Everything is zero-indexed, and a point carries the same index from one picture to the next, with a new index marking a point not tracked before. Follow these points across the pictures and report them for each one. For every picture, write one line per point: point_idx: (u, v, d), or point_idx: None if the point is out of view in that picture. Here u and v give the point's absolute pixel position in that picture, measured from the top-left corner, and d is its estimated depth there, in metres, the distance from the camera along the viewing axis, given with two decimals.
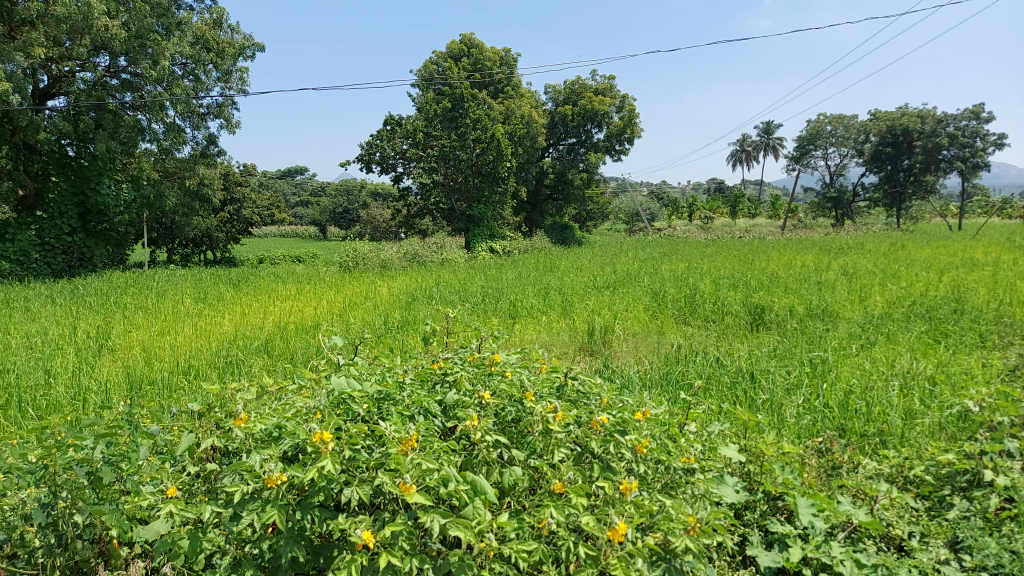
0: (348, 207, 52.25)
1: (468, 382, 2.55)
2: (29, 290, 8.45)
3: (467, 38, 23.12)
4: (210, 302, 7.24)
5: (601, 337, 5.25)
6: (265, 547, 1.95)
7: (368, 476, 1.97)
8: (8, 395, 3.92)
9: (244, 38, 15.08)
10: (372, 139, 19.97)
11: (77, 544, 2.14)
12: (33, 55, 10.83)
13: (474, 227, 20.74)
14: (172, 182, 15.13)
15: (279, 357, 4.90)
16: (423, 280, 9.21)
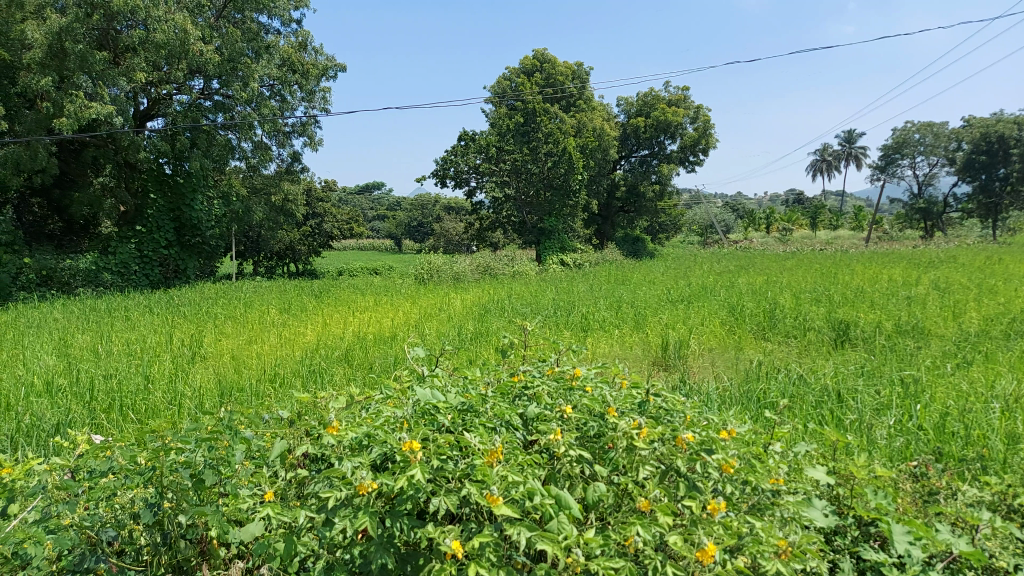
0: (423, 221, 53.80)
1: (549, 397, 2.56)
2: (129, 300, 9.00)
3: (541, 53, 23.39)
4: (294, 313, 7.53)
5: (676, 352, 5.16)
6: (356, 553, 2.01)
7: (455, 487, 2.01)
8: (110, 399, 4.18)
9: (327, 59, 15.66)
10: (447, 154, 20.46)
11: (180, 543, 2.30)
12: (135, 80, 11.58)
13: (545, 240, 20.62)
14: (260, 198, 16.07)
15: (359, 367, 5.05)
16: (496, 293, 9.31)
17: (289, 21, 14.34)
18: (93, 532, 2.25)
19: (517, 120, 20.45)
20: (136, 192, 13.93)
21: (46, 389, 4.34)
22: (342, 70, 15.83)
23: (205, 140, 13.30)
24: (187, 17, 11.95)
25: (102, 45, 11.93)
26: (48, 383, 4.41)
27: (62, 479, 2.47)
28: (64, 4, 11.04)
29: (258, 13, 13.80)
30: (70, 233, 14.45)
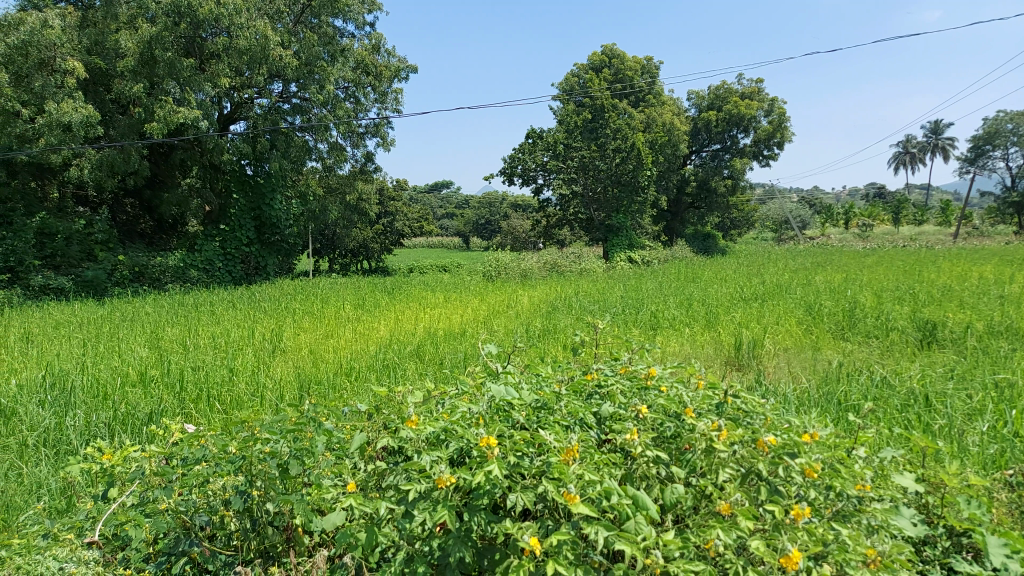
0: (491, 218, 54.41)
1: (623, 395, 2.54)
2: (214, 296, 9.46)
3: (610, 48, 23.21)
4: (367, 308, 7.73)
5: (750, 352, 5.04)
6: (434, 545, 2.05)
7: (531, 484, 2.03)
8: (198, 389, 4.41)
9: (399, 60, 15.95)
10: (515, 152, 20.62)
11: (268, 529, 2.40)
12: (219, 85, 12.15)
13: (613, 237, 20.48)
14: (335, 197, 16.39)
15: (430, 362, 5.15)
16: (563, 289, 9.30)
17: (363, 24, 14.69)
18: (187, 516, 2.41)
19: (585, 116, 20.38)
20: (220, 192, 14.62)
21: (140, 379, 4.61)
22: (413, 70, 16.09)
23: (284, 142, 13.70)
24: (267, 23, 12.45)
25: (188, 52, 12.39)
26: (142, 373, 4.68)
27: (159, 465, 2.61)
28: (155, 14, 11.66)
29: (334, 18, 14.16)
30: (160, 231, 15.18)
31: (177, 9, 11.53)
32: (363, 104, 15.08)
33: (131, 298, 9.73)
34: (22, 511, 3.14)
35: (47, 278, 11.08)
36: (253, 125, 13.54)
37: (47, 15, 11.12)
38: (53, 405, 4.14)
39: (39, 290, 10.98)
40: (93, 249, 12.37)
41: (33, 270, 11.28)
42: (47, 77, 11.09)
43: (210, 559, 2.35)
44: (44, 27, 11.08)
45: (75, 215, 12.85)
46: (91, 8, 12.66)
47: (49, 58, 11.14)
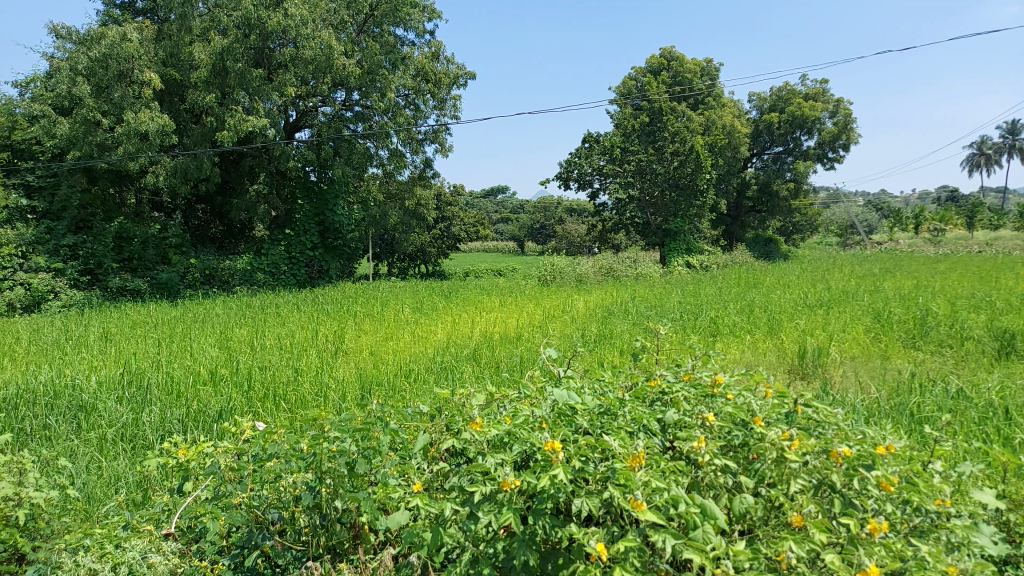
0: (545, 222, 54.48)
1: (688, 402, 2.50)
2: (280, 298, 9.76)
3: (668, 50, 22.99)
4: (426, 312, 7.84)
5: (815, 359, 4.91)
6: (499, 547, 2.06)
7: (596, 489, 2.02)
8: (265, 388, 4.56)
9: (458, 67, 16.13)
10: (571, 157, 20.74)
11: (336, 526, 2.46)
12: (286, 94, 12.44)
13: (670, 241, 20.26)
14: (395, 203, 16.66)
15: (487, 366, 5.18)
16: (620, 295, 9.23)
17: (423, 32, 14.93)
18: (260, 511, 2.52)
19: (643, 119, 20.20)
20: (285, 198, 15.06)
21: (211, 378, 4.79)
22: (472, 77, 16.25)
23: (347, 149, 14.04)
24: (332, 33, 12.75)
25: (257, 62, 12.79)
26: (212, 372, 4.87)
27: (232, 460, 2.71)
28: (226, 26, 12.12)
29: (396, 26, 14.41)
30: (229, 236, 15.68)
31: (247, 21, 12.00)
32: (423, 111, 15.32)
33: (203, 299, 10.14)
34: (105, 501, 3.31)
35: (124, 280, 11.73)
36: (317, 132, 13.94)
37: (126, 29, 11.65)
38: (131, 401, 4.34)
39: (116, 291, 11.62)
40: (167, 253, 12.91)
41: (111, 272, 11.93)
42: (125, 88, 11.64)
43: (281, 554, 2.45)
44: (123, 40, 11.62)
45: (150, 221, 13.48)
46: (166, 20, 13.20)
47: (128, 69, 11.66)
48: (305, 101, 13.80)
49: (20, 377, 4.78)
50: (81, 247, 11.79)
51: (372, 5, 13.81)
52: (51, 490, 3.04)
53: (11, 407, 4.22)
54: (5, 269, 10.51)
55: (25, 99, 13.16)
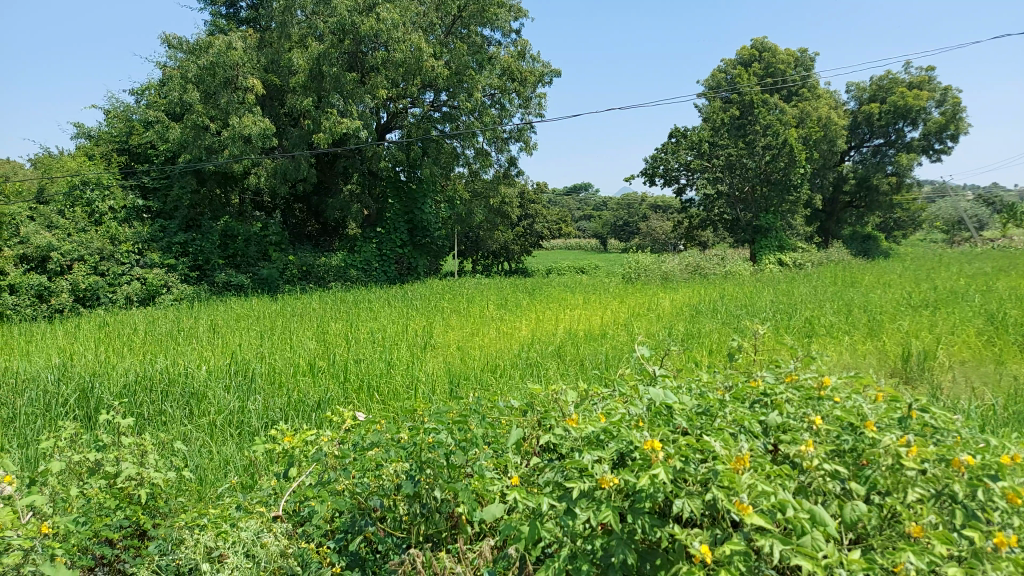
0: (629, 220, 53.90)
1: (793, 405, 2.43)
2: (371, 294, 10.08)
3: (761, 41, 22.19)
4: (511, 309, 7.90)
5: (920, 363, 4.66)
6: (598, 544, 2.06)
7: (697, 490, 2.00)
8: (360, 379, 4.76)
9: (543, 65, 16.13)
10: (657, 152, 20.66)
11: (435, 515, 2.56)
12: (378, 96, 12.89)
13: (762, 238, 19.67)
14: (480, 201, 16.82)
15: (572, 362, 5.20)
16: (708, 293, 9.01)
17: (510, 31, 15.01)
18: (363, 497, 2.67)
19: (732, 112, 19.62)
20: (376, 198, 15.49)
21: (309, 368, 5.04)
22: (558, 75, 16.20)
23: (434, 149, 14.30)
24: (422, 35, 13.00)
25: (351, 66, 13.22)
26: (310, 363, 5.11)
27: (335, 449, 2.85)
28: (322, 33, 12.59)
29: (482, 27, 14.56)
30: (324, 234, 16.25)
31: (342, 27, 12.42)
32: (508, 110, 15.38)
33: (301, 294, 10.59)
34: (216, 484, 3.53)
35: (228, 276, 12.41)
36: (407, 133, 14.28)
37: (231, 38, 12.19)
38: (237, 389, 4.60)
39: (221, 286, 12.31)
40: (267, 249, 13.56)
41: (217, 268, 12.68)
42: (231, 94, 12.25)
43: (382, 540, 2.57)
44: (228, 48, 12.15)
45: (253, 219, 14.17)
46: (268, 29, 13.81)
47: (233, 76, 12.25)
48: (396, 102, 14.25)
49: (138, 365, 5.14)
50: (191, 245, 12.60)
51: (460, 7, 14.00)
52: (169, 471, 3.26)
53: (132, 392, 4.55)
54: (124, 265, 11.32)
55: (140, 106, 14.09)
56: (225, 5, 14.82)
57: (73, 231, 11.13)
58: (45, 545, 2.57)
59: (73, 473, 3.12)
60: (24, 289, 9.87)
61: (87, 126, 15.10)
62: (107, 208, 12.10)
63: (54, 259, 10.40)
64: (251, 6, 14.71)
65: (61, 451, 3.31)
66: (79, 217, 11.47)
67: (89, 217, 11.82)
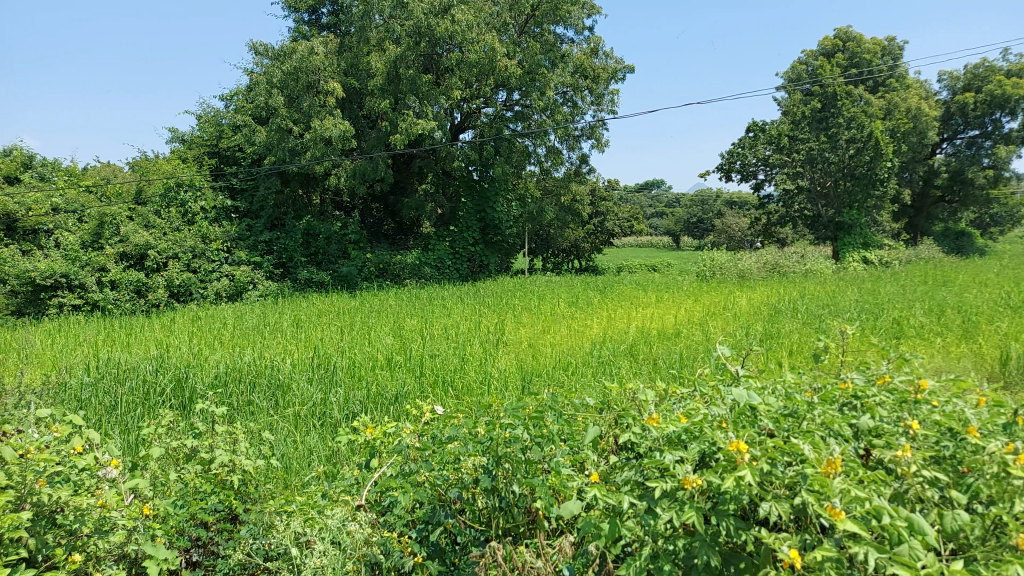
0: (703, 217, 52.65)
1: (885, 409, 2.34)
2: (445, 291, 10.24)
3: (845, 30, 21.26)
4: (582, 307, 7.88)
5: (1019, 366, 4.40)
6: (680, 545, 2.03)
7: (785, 494, 1.95)
8: (435, 374, 4.87)
9: (616, 61, 15.97)
10: (734, 147, 20.28)
11: (514, 509, 2.62)
12: (452, 97, 13.09)
13: (845, 235, 19.02)
14: (551, 199, 16.80)
15: (646, 361, 5.15)
16: (787, 292, 8.73)
17: (583, 28, 14.92)
18: (442, 490, 2.74)
19: (813, 105, 18.94)
20: (450, 197, 15.72)
21: (387, 363, 5.19)
22: (631, 71, 15.97)
23: (507, 148, 14.40)
24: (495, 36, 13.09)
25: (426, 68, 13.48)
26: (388, 358, 5.25)
27: (416, 442, 2.94)
28: (399, 36, 12.89)
29: (555, 25, 14.50)
30: (400, 232, 16.52)
31: (418, 30, 12.73)
32: (580, 107, 15.28)
33: (378, 291, 10.86)
34: (301, 472, 3.69)
35: (310, 273, 12.87)
36: (480, 133, 14.45)
37: (313, 43, 12.63)
38: (319, 381, 4.79)
39: (303, 283, 12.78)
40: (347, 248, 13.97)
41: (300, 266, 13.17)
42: (313, 98, 12.70)
43: (462, 532, 2.63)
44: (311, 54, 12.62)
45: (333, 218, 14.63)
46: (347, 33, 14.21)
47: (315, 80, 12.69)
48: (469, 103, 14.40)
49: (228, 357, 5.41)
50: (276, 243, 13.14)
51: (533, 6, 14.01)
52: (259, 459, 3.41)
53: (223, 383, 4.80)
54: (214, 262, 11.89)
55: (229, 111, 14.77)
56: (307, 12, 15.35)
57: (169, 230, 11.79)
58: (147, 526, 2.78)
59: (171, 458, 3.32)
60: (124, 285, 10.51)
61: (180, 131, 15.92)
62: (199, 208, 12.75)
63: (151, 257, 11.03)
64: (332, 12, 15.17)
65: (160, 437, 3.52)
66: (174, 217, 12.14)
67: (183, 217, 12.48)
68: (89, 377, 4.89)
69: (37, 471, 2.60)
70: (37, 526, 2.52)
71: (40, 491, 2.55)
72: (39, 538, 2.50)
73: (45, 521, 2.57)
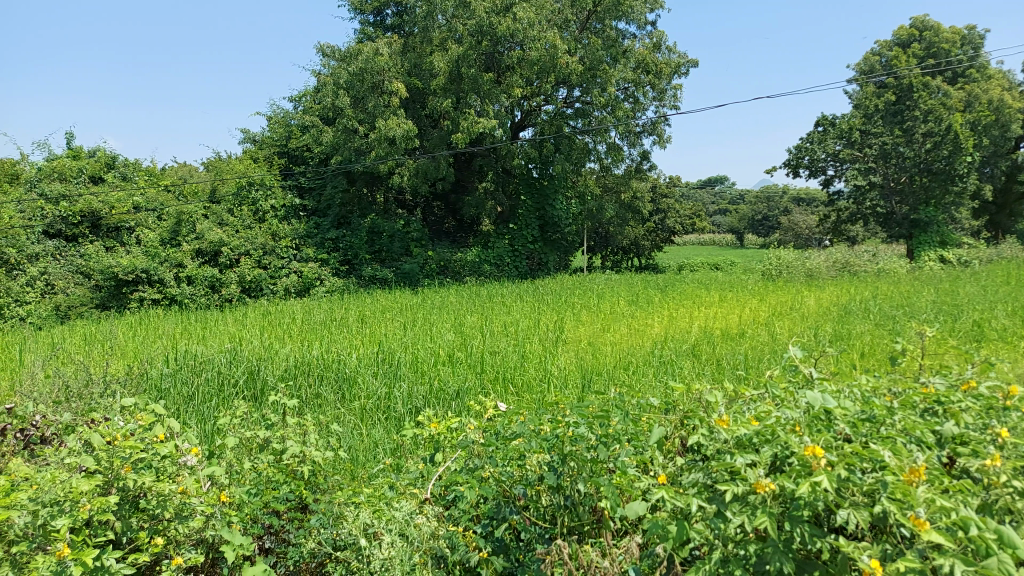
0: (769, 214, 51.29)
1: (971, 416, 2.26)
2: (506, 288, 10.29)
3: (921, 19, 20.42)
4: (642, 305, 7.81)
5: None
6: (751, 550, 1.98)
7: (863, 501, 1.90)
8: (496, 371, 4.91)
9: (679, 56, 15.71)
10: (802, 142, 19.74)
11: (580, 508, 2.59)
12: (513, 95, 13.15)
13: (921, 233, 18.31)
14: (612, 196, 16.68)
15: (708, 361, 5.07)
16: (858, 292, 8.42)
17: (646, 23, 14.73)
18: (507, 486, 2.77)
19: (887, 97, 18.23)
20: (510, 194, 15.77)
21: (448, 359, 5.26)
22: (694, 65, 15.70)
23: (567, 145, 14.34)
24: (557, 33, 13.06)
25: (488, 67, 13.58)
26: (450, 354, 5.33)
27: (481, 439, 2.98)
28: (461, 35, 13.04)
29: (617, 21, 14.33)
30: (461, 230, 16.56)
31: (480, 29, 12.84)
32: (642, 103, 15.11)
33: (440, 287, 11.01)
34: (367, 465, 3.78)
35: (374, 270, 13.14)
36: (540, 130, 14.46)
37: (378, 45, 12.88)
38: (384, 375, 4.90)
39: (368, 279, 13.06)
40: (410, 245, 14.21)
41: (365, 262, 13.47)
42: (378, 98, 12.96)
43: (526, 528, 2.63)
44: (376, 55, 12.88)
45: (396, 216, 14.91)
46: (410, 34, 14.43)
47: (380, 81, 12.95)
48: (530, 100, 14.43)
49: (297, 351, 5.58)
50: (342, 241, 13.47)
51: (595, 2, 13.89)
52: (327, 450, 3.50)
53: (292, 376, 4.97)
54: (283, 258, 12.28)
55: (297, 112, 15.20)
56: (373, 13, 15.65)
57: (241, 228, 12.26)
58: (224, 512, 2.88)
59: (245, 448, 3.44)
60: (199, 280, 10.98)
61: (252, 132, 16.50)
62: (269, 206, 13.19)
63: (225, 253, 11.47)
64: (397, 13, 15.43)
65: (236, 427, 3.66)
66: (246, 215, 12.61)
67: (255, 215, 12.93)
68: (168, 368, 5.12)
69: (124, 457, 2.78)
70: (122, 510, 2.69)
71: (126, 476, 2.71)
72: (124, 521, 2.66)
73: (129, 505, 2.73)
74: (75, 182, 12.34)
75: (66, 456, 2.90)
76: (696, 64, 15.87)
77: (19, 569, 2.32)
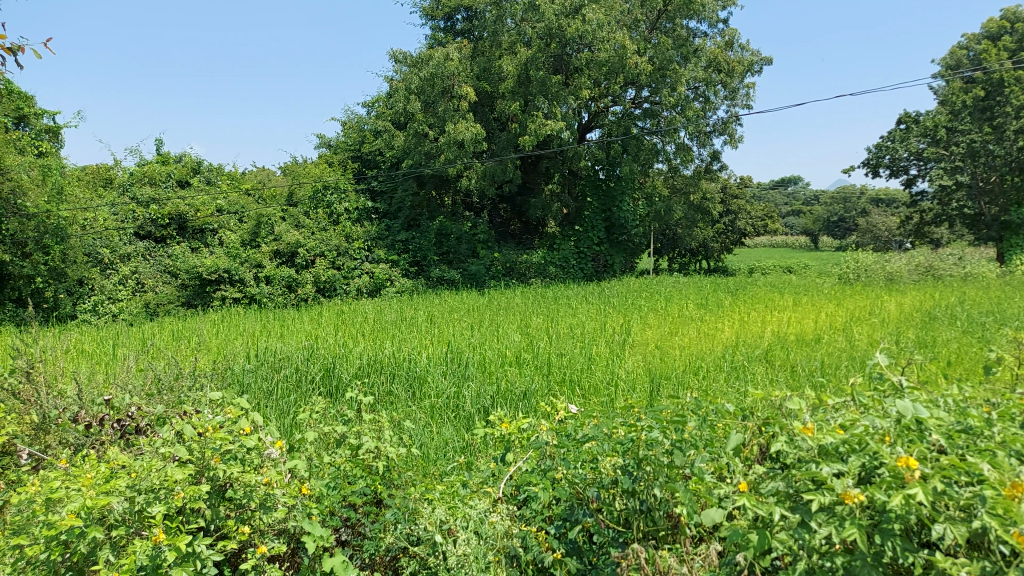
0: (846, 216, 49.41)
1: None
2: (572, 290, 10.27)
3: (1014, 9, 19.32)
4: (712, 308, 7.67)
5: None
6: (838, 563, 1.94)
7: (960, 515, 1.83)
8: (563, 373, 4.92)
9: (753, 53, 15.36)
10: (883, 141, 18.99)
11: (655, 513, 2.61)
12: (581, 97, 13.13)
13: (1012, 237, 17.37)
14: (680, 197, 16.45)
15: (781, 367, 4.94)
16: (944, 298, 8.02)
17: (718, 21, 14.46)
18: (580, 488, 2.79)
19: (976, 93, 17.32)
20: (576, 196, 15.74)
21: (516, 360, 5.30)
22: (768, 63, 15.31)
23: (635, 146, 14.21)
24: (626, 33, 12.98)
25: (556, 69, 13.59)
26: (517, 355, 5.37)
27: (553, 439, 3.00)
28: (530, 38, 13.11)
29: (688, 20, 14.17)
30: (526, 231, 16.69)
31: (549, 31, 12.87)
32: (713, 102, 14.81)
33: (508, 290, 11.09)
34: (439, 462, 3.85)
35: (443, 271, 13.35)
36: (607, 132, 14.40)
37: (449, 50, 13.10)
38: (453, 375, 4.98)
39: (436, 280, 13.29)
40: (477, 247, 14.37)
41: (433, 263, 13.70)
42: (447, 102, 13.17)
43: (600, 531, 2.65)
44: (446, 60, 13.10)
45: (463, 217, 15.10)
46: (480, 38, 14.60)
47: (450, 85, 13.17)
48: (597, 102, 14.37)
49: (370, 350, 5.73)
50: (411, 242, 13.71)
51: (665, 1, 13.72)
52: (401, 447, 3.58)
53: (366, 373, 5.13)
54: (355, 260, 12.63)
55: (370, 117, 15.59)
56: (443, 19, 15.89)
57: (316, 230, 12.70)
58: (304, 504, 2.99)
59: (324, 442, 3.56)
60: (277, 280, 11.41)
61: (327, 136, 17.00)
62: (343, 209, 13.60)
63: (301, 254, 11.89)
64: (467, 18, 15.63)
65: (315, 423, 3.79)
66: (321, 218, 13.05)
67: (330, 218, 13.36)
68: (250, 364, 5.34)
69: (214, 448, 2.92)
70: (212, 498, 2.82)
71: (216, 467, 2.85)
72: (214, 509, 2.79)
73: (218, 494, 2.87)
74: (164, 186, 12.99)
75: (161, 445, 3.06)
76: (769, 61, 15.48)
77: (119, 551, 2.47)
